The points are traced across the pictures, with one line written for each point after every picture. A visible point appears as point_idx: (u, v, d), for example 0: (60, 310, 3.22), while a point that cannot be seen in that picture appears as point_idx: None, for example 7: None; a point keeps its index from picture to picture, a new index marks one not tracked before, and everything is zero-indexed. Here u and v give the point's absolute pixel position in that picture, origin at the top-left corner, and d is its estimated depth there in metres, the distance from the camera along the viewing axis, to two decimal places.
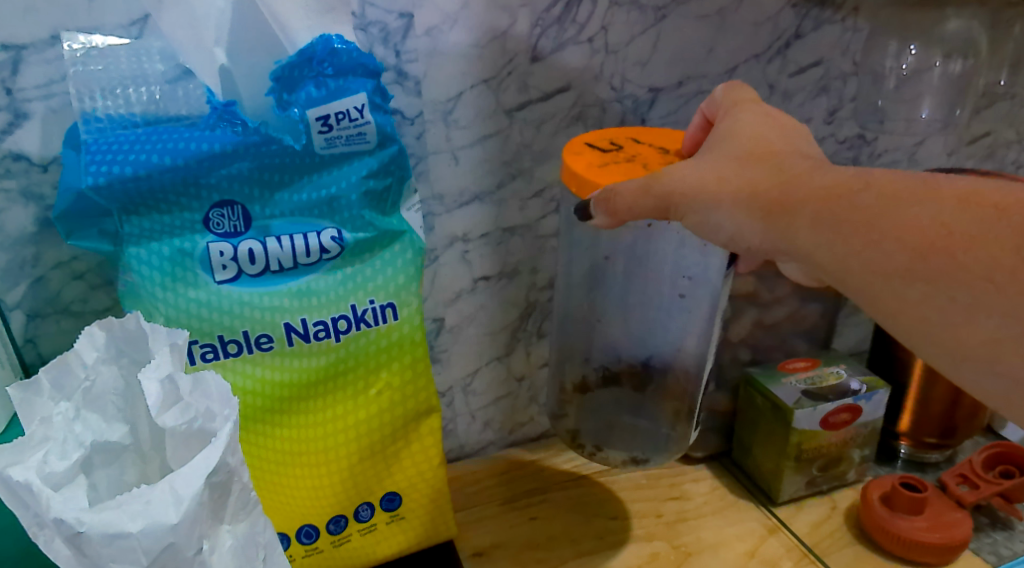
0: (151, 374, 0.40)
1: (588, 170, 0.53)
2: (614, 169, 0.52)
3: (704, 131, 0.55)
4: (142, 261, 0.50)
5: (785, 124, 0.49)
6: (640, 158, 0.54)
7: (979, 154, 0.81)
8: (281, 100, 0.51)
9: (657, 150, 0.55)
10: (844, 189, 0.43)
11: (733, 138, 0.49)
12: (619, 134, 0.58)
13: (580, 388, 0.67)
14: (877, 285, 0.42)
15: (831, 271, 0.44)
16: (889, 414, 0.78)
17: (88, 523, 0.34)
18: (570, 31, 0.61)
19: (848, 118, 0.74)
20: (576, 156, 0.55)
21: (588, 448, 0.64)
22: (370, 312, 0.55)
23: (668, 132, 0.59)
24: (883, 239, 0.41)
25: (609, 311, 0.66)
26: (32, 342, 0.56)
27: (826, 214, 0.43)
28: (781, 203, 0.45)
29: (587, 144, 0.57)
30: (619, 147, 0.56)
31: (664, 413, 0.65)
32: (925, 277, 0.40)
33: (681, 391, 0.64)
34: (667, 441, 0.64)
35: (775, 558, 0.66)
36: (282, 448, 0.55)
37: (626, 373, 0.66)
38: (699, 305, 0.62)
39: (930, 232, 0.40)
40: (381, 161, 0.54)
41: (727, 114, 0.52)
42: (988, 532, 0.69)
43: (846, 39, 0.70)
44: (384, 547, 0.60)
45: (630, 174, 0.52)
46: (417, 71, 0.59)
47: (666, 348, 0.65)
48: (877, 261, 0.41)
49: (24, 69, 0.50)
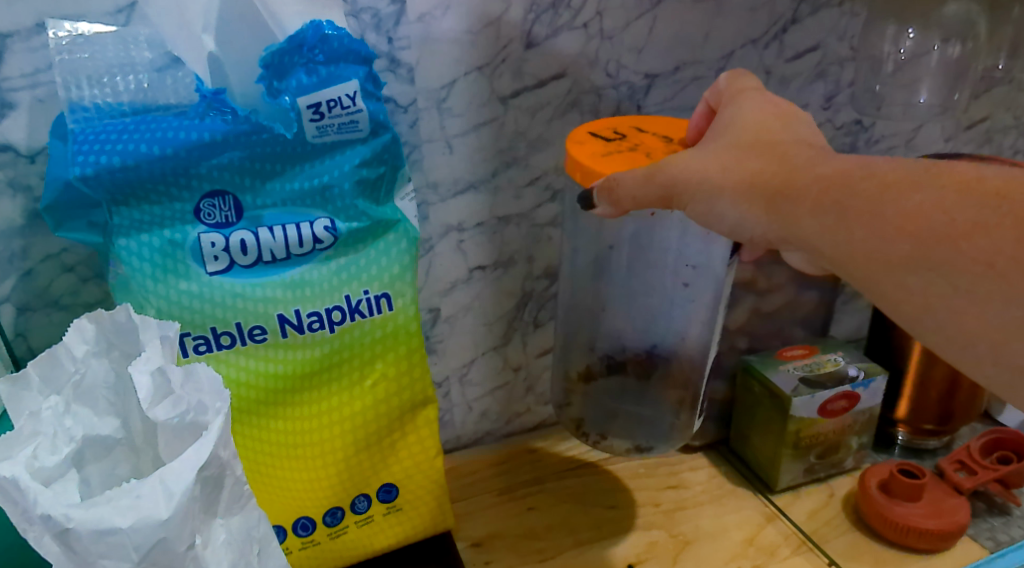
0: (141, 367, 0.40)
1: (592, 159, 0.52)
2: (618, 158, 0.52)
3: (708, 120, 0.54)
4: (132, 253, 0.49)
5: (788, 112, 0.49)
6: (643, 147, 0.53)
7: (977, 139, 0.81)
8: (271, 87, 0.50)
9: (660, 139, 0.55)
10: (843, 179, 0.42)
11: (734, 127, 0.48)
12: (622, 123, 0.57)
13: (584, 377, 0.66)
14: (875, 275, 0.42)
15: (833, 259, 0.43)
16: (888, 401, 0.78)
17: (76, 518, 0.34)
18: (565, 17, 0.61)
19: (845, 104, 0.73)
20: (580, 145, 0.54)
21: (592, 435, 0.65)
22: (364, 302, 0.54)
23: (672, 121, 0.58)
24: (883, 228, 0.41)
25: (610, 299, 0.65)
26: (22, 336, 0.55)
27: (829, 204, 0.43)
28: (782, 193, 0.44)
29: (591, 133, 0.56)
30: (622, 136, 0.55)
31: (667, 402, 0.65)
32: (924, 264, 0.40)
33: (684, 380, 0.64)
34: (670, 428, 0.65)
35: (773, 546, 0.66)
36: (277, 440, 0.54)
37: (630, 361, 0.65)
38: (701, 294, 0.62)
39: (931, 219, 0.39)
40: (374, 149, 0.53)
41: (730, 102, 0.51)
42: (986, 517, 0.69)
43: (843, 24, 0.69)
44: (380, 539, 0.60)
45: (633, 163, 0.51)
46: (409, 58, 0.58)
47: (668, 335, 0.64)
48: (877, 251, 0.41)
49: (10, 58, 0.49)
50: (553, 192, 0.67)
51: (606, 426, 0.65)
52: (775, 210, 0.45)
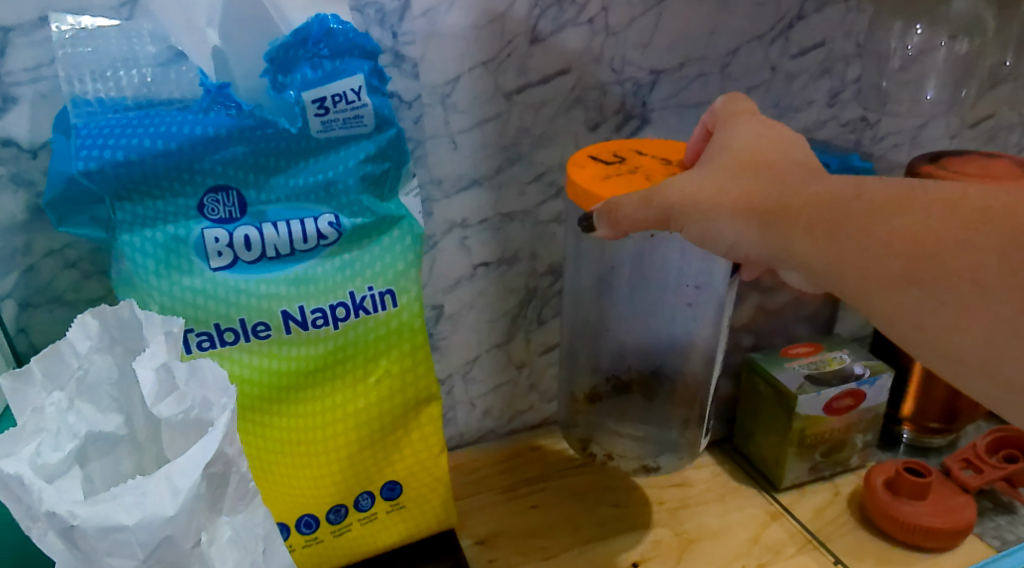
0: (146, 362, 0.39)
1: (592, 182, 0.53)
2: (617, 182, 0.52)
3: (705, 142, 0.54)
4: (135, 248, 0.49)
5: (783, 134, 0.49)
6: (642, 170, 0.54)
7: (981, 137, 0.80)
8: (275, 81, 0.49)
9: (659, 161, 0.55)
10: (835, 200, 0.42)
11: (727, 148, 0.48)
12: (623, 146, 0.58)
13: (590, 398, 0.66)
14: (868, 285, 0.41)
15: (821, 274, 0.43)
16: (893, 399, 0.78)
17: (82, 515, 0.34)
18: (570, 12, 0.60)
19: (850, 100, 0.73)
20: (580, 169, 0.55)
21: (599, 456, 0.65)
22: (369, 299, 0.54)
23: (673, 142, 0.58)
24: (875, 242, 0.40)
25: (612, 317, 0.66)
26: (24, 332, 0.55)
27: (818, 224, 0.42)
28: (778, 214, 0.44)
29: (591, 156, 0.57)
30: (622, 160, 0.56)
31: (674, 418, 0.65)
32: (923, 269, 0.39)
33: (690, 399, 0.64)
34: (678, 446, 0.64)
35: (778, 545, 0.66)
36: (281, 437, 0.54)
37: (636, 381, 0.66)
38: (704, 312, 0.62)
39: (935, 217, 0.39)
40: (379, 144, 0.53)
41: (726, 124, 0.51)
42: (992, 516, 0.68)
43: (850, 20, 0.69)
44: (384, 537, 0.60)
45: (632, 186, 0.51)
46: (414, 53, 0.58)
47: (669, 349, 0.65)
48: (876, 259, 0.40)
49: (12, 52, 0.49)
50: (557, 189, 0.67)
51: (611, 444, 0.64)
52: (768, 235, 0.44)
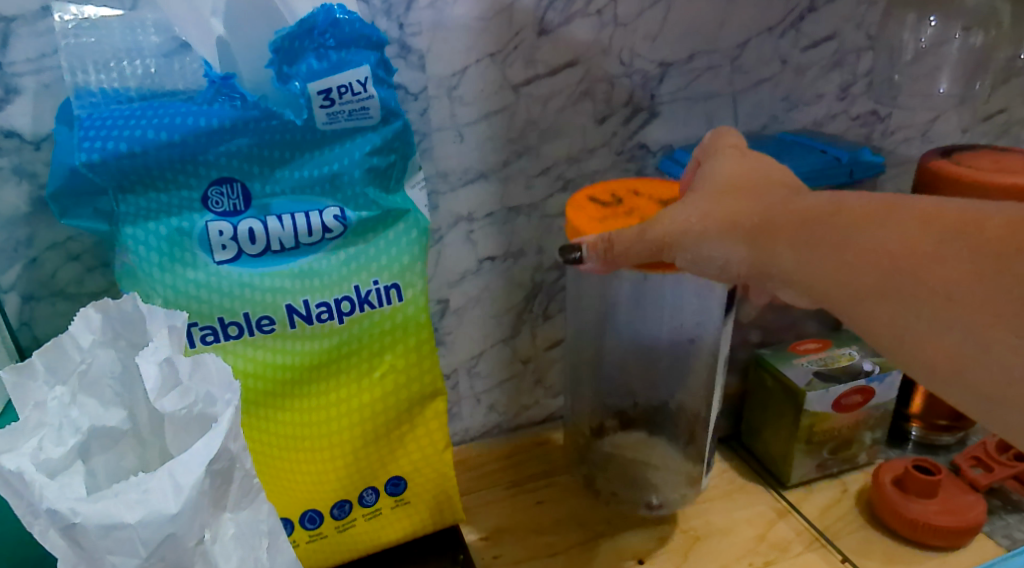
0: (149, 356, 0.39)
1: (586, 223, 0.52)
2: (612, 222, 0.52)
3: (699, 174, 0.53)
4: (139, 241, 0.48)
5: (765, 166, 0.48)
6: (638, 211, 0.53)
7: (993, 131, 0.79)
8: (280, 72, 0.49)
9: (656, 201, 0.54)
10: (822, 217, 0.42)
11: (710, 180, 0.47)
12: (621, 186, 0.57)
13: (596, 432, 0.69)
14: (847, 302, 0.41)
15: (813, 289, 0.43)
16: (902, 396, 0.77)
17: (83, 513, 0.33)
18: (578, 3, 0.60)
19: (861, 94, 0.72)
20: (577, 211, 0.54)
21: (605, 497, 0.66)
22: (374, 293, 0.53)
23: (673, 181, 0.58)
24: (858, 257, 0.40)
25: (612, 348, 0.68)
26: (27, 325, 0.54)
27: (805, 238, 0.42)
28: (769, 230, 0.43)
29: (590, 196, 0.56)
30: (619, 199, 0.55)
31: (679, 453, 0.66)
32: (898, 283, 0.39)
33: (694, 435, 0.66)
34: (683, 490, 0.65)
35: (785, 542, 0.65)
36: (284, 432, 0.53)
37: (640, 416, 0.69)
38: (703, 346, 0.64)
39: (921, 238, 0.39)
40: (385, 136, 0.52)
41: (711, 157, 0.50)
42: (1001, 515, 0.68)
43: (861, 12, 0.68)
44: (388, 532, 0.59)
45: (626, 225, 0.51)
46: (420, 45, 0.57)
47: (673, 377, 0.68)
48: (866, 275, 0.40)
49: (16, 42, 0.48)
50: (565, 182, 0.66)
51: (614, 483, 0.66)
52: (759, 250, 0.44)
